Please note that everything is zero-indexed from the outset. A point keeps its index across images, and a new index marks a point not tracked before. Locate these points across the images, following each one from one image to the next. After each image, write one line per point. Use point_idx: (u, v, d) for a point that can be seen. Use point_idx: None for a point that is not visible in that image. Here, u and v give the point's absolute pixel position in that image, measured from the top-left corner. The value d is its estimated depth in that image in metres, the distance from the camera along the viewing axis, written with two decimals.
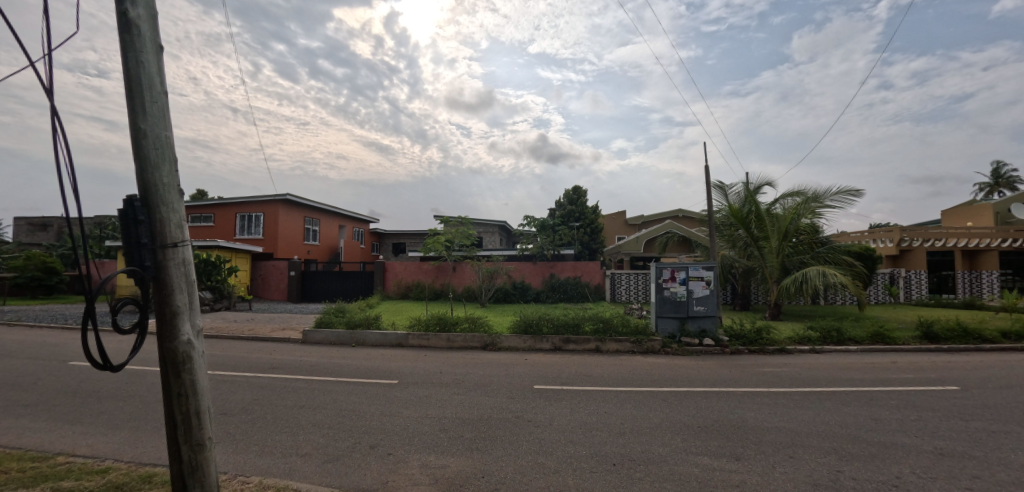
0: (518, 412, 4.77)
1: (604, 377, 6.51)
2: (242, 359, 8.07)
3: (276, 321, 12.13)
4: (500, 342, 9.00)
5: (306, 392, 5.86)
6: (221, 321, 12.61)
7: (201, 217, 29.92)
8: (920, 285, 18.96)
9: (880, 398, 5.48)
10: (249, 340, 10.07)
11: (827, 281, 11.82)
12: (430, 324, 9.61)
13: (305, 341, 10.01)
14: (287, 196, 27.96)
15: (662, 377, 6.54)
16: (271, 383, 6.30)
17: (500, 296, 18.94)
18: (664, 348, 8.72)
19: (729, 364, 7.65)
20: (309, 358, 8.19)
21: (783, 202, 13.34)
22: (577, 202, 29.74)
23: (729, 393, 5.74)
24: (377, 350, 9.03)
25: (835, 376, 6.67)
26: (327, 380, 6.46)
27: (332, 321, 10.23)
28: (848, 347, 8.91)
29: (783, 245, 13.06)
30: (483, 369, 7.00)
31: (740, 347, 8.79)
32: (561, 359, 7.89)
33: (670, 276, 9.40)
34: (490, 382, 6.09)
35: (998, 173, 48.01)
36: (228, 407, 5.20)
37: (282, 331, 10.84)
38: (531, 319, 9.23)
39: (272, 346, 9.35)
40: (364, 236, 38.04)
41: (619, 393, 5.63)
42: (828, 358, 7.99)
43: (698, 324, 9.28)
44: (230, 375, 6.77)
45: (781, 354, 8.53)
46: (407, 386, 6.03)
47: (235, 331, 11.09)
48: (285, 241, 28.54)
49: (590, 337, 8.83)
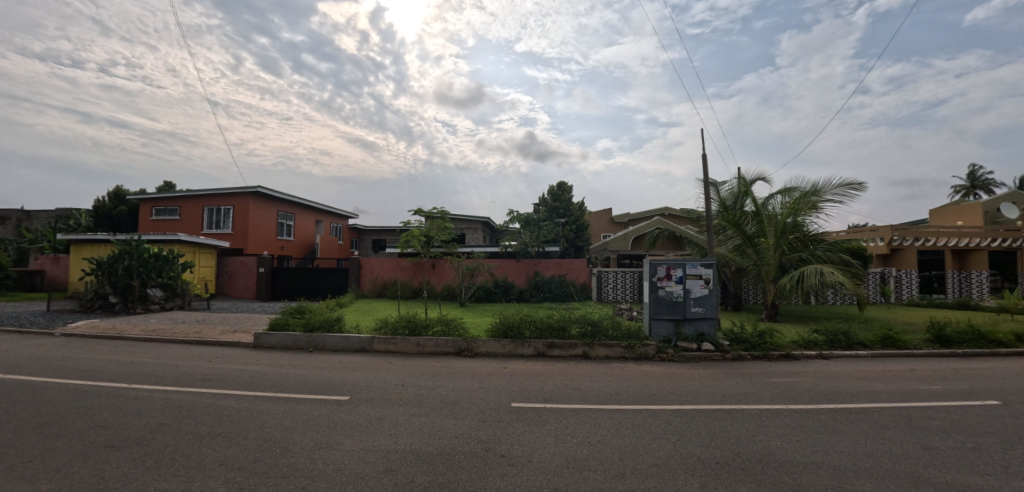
0: (490, 443, 3.77)
1: (595, 391, 5.57)
2: (171, 368, 6.85)
3: (229, 323, 10.85)
4: (476, 347, 7.99)
5: (232, 413, 4.71)
6: (166, 322, 11.26)
7: (166, 210, 28.07)
8: (911, 285, 18.67)
9: (918, 419, 4.73)
10: (191, 345, 8.80)
11: (828, 280, 11.14)
12: (398, 327, 8.52)
13: (256, 345, 8.83)
14: (257, 187, 26.35)
15: (662, 391, 5.65)
16: (192, 401, 5.13)
17: (482, 295, 17.97)
18: (660, 353, 7.84)
19: (733, 373, 6.82)
20: (252, 367, 6.98)
21: (779, 200, 12.65)
22: (563, 199, 29.24)
23: (743, 412, 4.87)
24: (336, 356, 7.94)
25: (858, 390, 5.91)
26: (263, 396, 5.31)
27: (288, 323, 9.08)
28: (857, 353, 8.23)
29: (778, 243, 12.42)
30: (454, 382, 5.97)
31: (742, 352, 7.95)
32: (544, 369, 6.92)
33: (665, 274, 8.51)
34: (459, 400, 5.05)
35: (975, 176, 48.83)
36: (119, 438, 4.01)
37: (232, 333, 9.60)
38: (512, 322, 8.22)
39: (214, 352, 8.12)
40: (342, 232, 36.54)
41: (613, 414, 4.68)
42: (842, 367, 7.30)
43: (696, 327, 8.43)
44: (146, 390, 5.57)
45: (787, 361, 7.77)
46: (358, 404, 4.95)
47: (178, 334, 9.80)
48: (256, 235, 26.92)
49: (577, 341, 7.91)
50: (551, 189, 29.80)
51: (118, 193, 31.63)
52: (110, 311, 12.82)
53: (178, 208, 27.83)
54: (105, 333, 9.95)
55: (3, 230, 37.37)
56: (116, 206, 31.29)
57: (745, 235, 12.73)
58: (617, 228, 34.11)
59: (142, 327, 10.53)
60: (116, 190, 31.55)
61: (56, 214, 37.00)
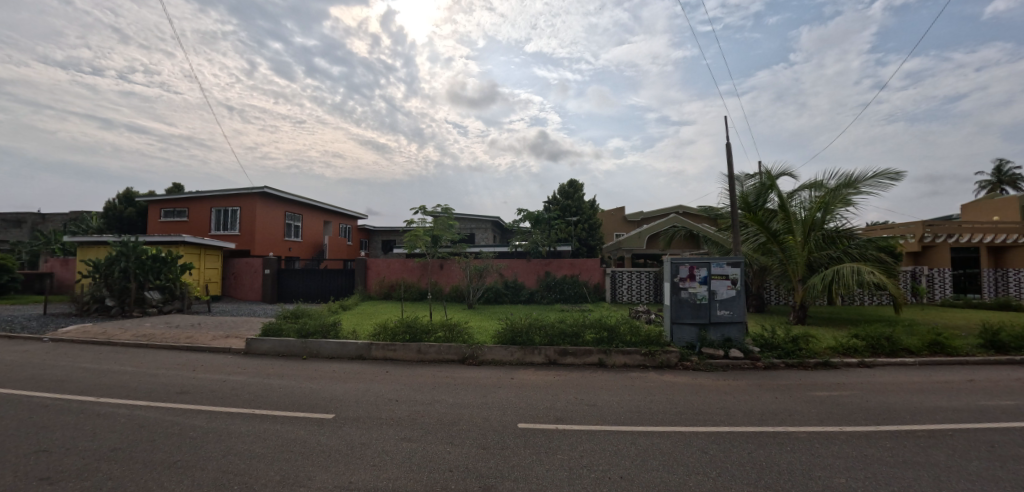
0: (489, 479, 3.11)
1: (614, 407, 4.87)
2: (151, 379, 6.33)
3: (224, 327, 10.38)
4: (482, 355, 7.34)
5: (198, 436, 4.12)
6: (161, 326, 10.82)
7: (174, 211, 27.98)
8: (945, 284, 17.57)
9: (1003, 446, 3.98)
10: (180, 352, 8.32)
11: (862, 279, 10.28)
12: (398, 332, 7.90)
13: (248, 352, 8.30)
14: (264, 188, 26.06)
15: (691, 408, 4.93)
16: (158, 419, 4.55)
17: (491, 296, 17.34)
18: (683, 361, 7.09)
19: (768, 384, 6.07)
20: (237, 377, 6.43)
21: (806, 195, 11.80)
22: (574, 197, 28.52)
23: (791, 437, 4.13)
24: (330, 365, 7.36)
25: (918, 407, 5.14)
26: (239, 413, 4.72)
27: (283, 328, 8.54)
28: (904, 360, 7.40)
29: (807, 240, 11.61)
30: (455, 396, 5.33)
31: (775, 360, 7.17)
32: (555, 379, 6.21)
33: (688, 274, 7.77)
34: (458, 421, 4.40)
35: (1001, 169, 46.69)
36: (58, 467, 3.43)
37: (225, 339, 9.10)
38: (521, 327, 7.54)
39: (203, 360, 7.61)
40: (351, 233, 36.28)
41: (636, 438, 3.97)
42: (890, 377, 6.50)
43: (722, 332, 7.67)
44: (113, 405, 5.02)
45: (826, 370, 6.97)
46: (343, 424, 4.33)
47: (169, 339, 9.34)
48: (263, 236, 26.64)
49: (592, 348, 7.21)
50: (562, 187, 29.03)
51: (129, 195, 31.80)
52: (108, 314, 12.52)
53: (186, 209, 27.71)
54: (94, 338, 9.54)
55: (20, 233, 37.99)
56: (126, 208, 31.39)
57: (770, 232, 11.88)
58: (629, 227, 33.27)
59: (133, 332, 10.10)
60: (126, 192, 31.70)
61: (69, 218, 37.31)
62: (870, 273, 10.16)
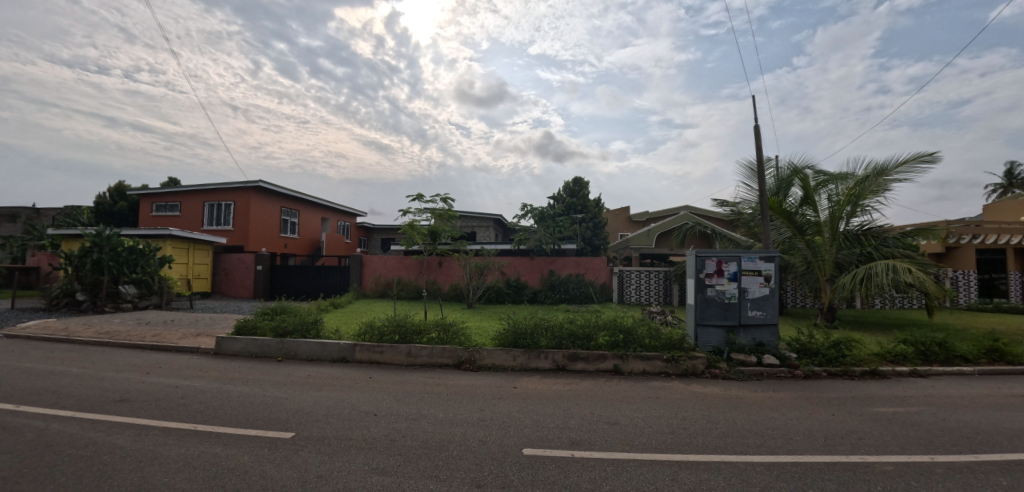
0: None
1: (640, 428, 3.93)
2: (92, 385, 5.46)
3: (199, 324, 9.51)
4: (479, 359, 6.42)
5: (113, 462, 3.29)
6: (132, 322, 9.98)
7: (167, 206, 27.18)
8: (969, 287, 16.57)
9: None
10: (142, 353, 7.47)
11: (897, 278, 9.29)
12: (385, 332, 6.95)
13: (218, 353, 7.44)
14: (259, 181, 25.17)
15: (736, 428, 3.98)
16: (75, 439, 3.69)
17: (491, 295, 16.38)
18: (710, 369, 6.18)
19: (816, 398, 5.10)
20: (194, 383, 5.59)
21: (834, 187, 10.77)
22: (579, 195, 27.67)
23: (874, 471, 3.18)
24: (306, 368, 6.47)
25: (1014, 430, 4.13)
26: (177, 432, 3.89)
27: (259, 326, 7.63)
28: (961, 370, 6.41)
29: (834, 236, 10.71)
30: (445, 410, 4.42)
31: (815, 368, 6.24)
32: (565, 390, 5.28)
33: (716, 269, 6.84)
34: (447, 445, 3.48)
35: (1012, 173, 45.44)
36: None
37: (194, 337, 8.24)
38: (524, 328, 6.60)
39: (165, 363, 6.78)
40: (350, 231, 35.44)
41: (677, 472, 3.04)
42: (952, 389, 5.52)
43: (753, 335, 6.73)
44: (30, 416, 4.16)
45: (874, 380, 6.03)
46: (301, 449, 3.43)
47: (134, 337, 8.48)
48: (257, 232, 25.72)
49: (605, 353, 6.29)
50: (566, 185, 28.12)
51: (121, 188, 31.08)
52: (78, 310, 11.75)
53: (179, 203, 26.88)
54: (53, 335, 8.71)
55: (12, 227, 37.09)
56: (118, 201, 30.64)
57: (794, 229, 10.96)
58: (635, 227, 32.37)
59: (97, 329, 9.24)
60: (118, 186, 30.95)
61: (63, 212, 36.50)
62: (907, 271, 9.14)
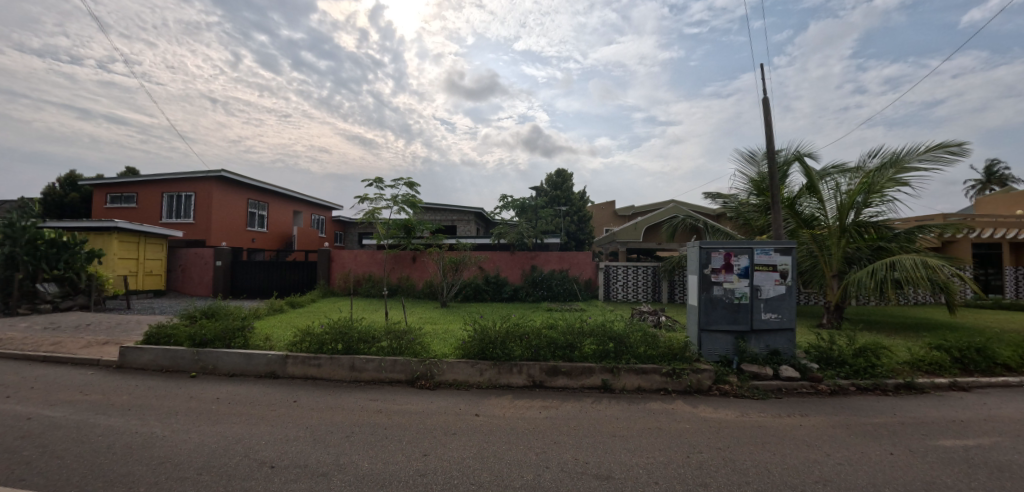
0: None
1: (642, 486, 2.77)
2: None
3: (116, 330, 8.04)
4: (439, 374, 5.23)
5: None
6: (37, 327, 8.44)
7: (121, 197, 25.12)
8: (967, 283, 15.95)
9: None
10: (23, 367, 6.03)
11: (929, 276, 8.17)
12: (325, 341, 5.66)
13: (122, 365, 6.06)
14: (222, 171, 23.35)
15: (776, 484, 2.83)
16: None
17: (468, 293, 15.18)
18: (718, 384, 5.10)
19: (857, 425, 4.02)
20: (56, 414, 4.25)
21: (843, 175, 9.83)
22: (564, 188, 26.62)
23: None
24: (222, 387, 5.17)
25: None
26: None
27: (175, 333, 6.25)
28: (1007, 381, 5.46)
29: (841, 228, 9.78)
30: (376, 457, 3.18)
31: (842, 381, 5.20)
32: (541, 418, 4.10)
33: (723, 264, 5.75)
34: None
35: (989, 170, 46.22)
36: None
37: (102, 346, 6.83)
38: (495, 335, 5.40)
39: (46, 381, 5.41)
40: (325, 225, 33.78)
41: None
42: (1010, 408, 4.53)
43: (765, 342, 5.69)
44: None
45: (912, 395, 5.02)
46: None
47: (27, 346, 7.00)
48: (220, 225, 23.90)
49: (592, 366, 5.16)
50: (550, 177, 27.07)
51: (73, 179, 28.85)
52: None
53: (134, 195, 24.85)
54: None
55: None
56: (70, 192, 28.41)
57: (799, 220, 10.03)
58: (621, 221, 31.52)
59: None
60: (70, 175, 28.69)
61: (13, 205, 33.91)
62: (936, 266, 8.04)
